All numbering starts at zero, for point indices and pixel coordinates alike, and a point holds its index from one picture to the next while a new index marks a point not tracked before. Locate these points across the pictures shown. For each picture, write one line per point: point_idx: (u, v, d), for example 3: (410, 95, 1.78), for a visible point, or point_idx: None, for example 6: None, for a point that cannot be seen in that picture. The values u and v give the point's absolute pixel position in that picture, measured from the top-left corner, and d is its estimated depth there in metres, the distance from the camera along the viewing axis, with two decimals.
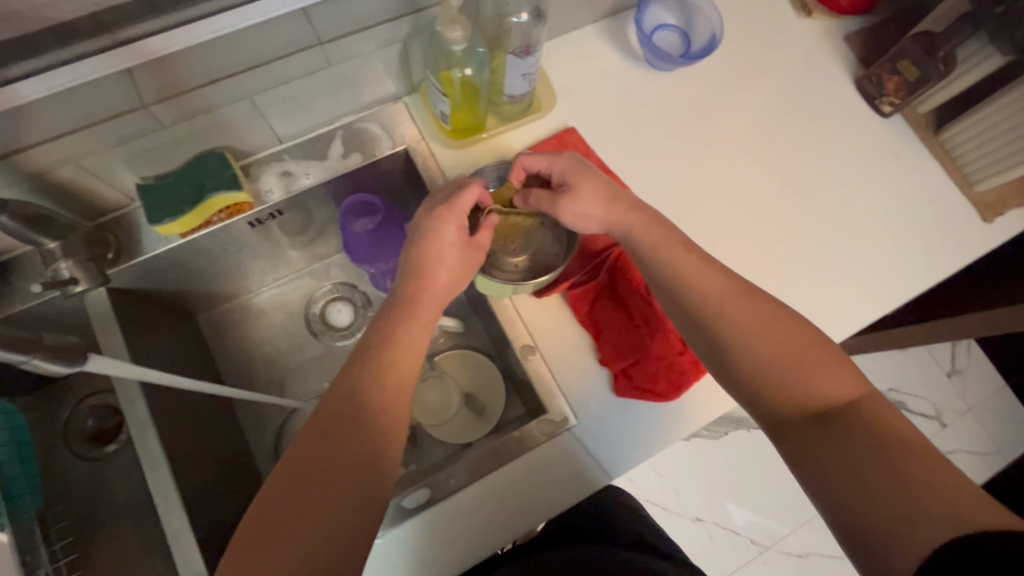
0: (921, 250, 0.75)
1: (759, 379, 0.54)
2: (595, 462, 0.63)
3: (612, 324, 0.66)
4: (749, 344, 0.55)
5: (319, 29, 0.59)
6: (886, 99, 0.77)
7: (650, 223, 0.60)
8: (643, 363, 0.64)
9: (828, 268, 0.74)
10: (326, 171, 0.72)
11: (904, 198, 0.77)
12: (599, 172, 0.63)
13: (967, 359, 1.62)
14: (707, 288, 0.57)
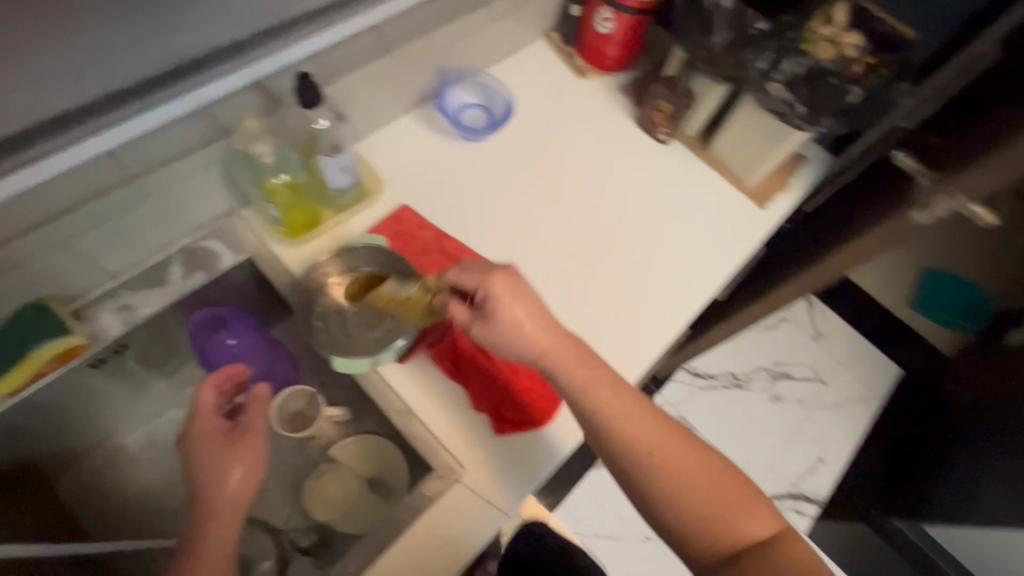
0: (723, 245, 0.91)
1: (686, 522, 0.60)
2: (475, 526, 0.66)
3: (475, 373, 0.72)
4: (687, 498, 0.60)
5: (129, 162, 0.61)
6: (659, 130, 0.95)
7: (569, 353, 0.62)
8: (507, 393, 0.71)
9: (655, 277, 0.87)
10: (168, 294, 0.72)
11: (699, 206, 0.93)
12: (536, 301, 0.63)
13: (826, 322, 1.85)
14: (642, 442, 0.61)
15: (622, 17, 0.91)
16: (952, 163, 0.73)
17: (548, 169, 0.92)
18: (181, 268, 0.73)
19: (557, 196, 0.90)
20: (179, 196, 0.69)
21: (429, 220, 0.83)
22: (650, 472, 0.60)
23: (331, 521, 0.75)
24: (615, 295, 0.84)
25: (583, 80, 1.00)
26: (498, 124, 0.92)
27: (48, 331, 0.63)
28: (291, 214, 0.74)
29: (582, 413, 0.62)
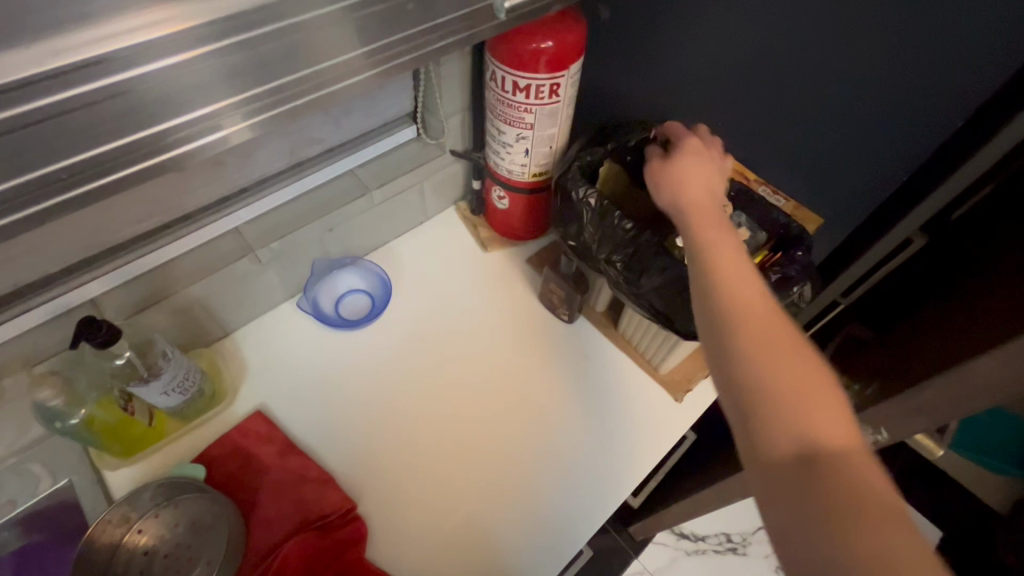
0: (633, 444, 0.76)
1: (774, 408, 0.44)
2: None
3: None
4: (775, 364, 0.45)
5: None
6: (561, 310, 0.85)
7: (714, 220, 0.58)
8: None
9: (532, 504, 0.71)
10: None
11: (602, 403, 0.79)
12: (712, 181, 0.63)
13: None
14: (762, 309, 0.49)
15: (515, 196, 0.84)
16: (901, 374, 0.63)
17: (434, 355, 0.83)
18: None
19: (440, 389, 0.80)
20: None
21: (282, 430, 0.74)
22: (755, 335, 0.47)
23: None
24: (490, 517, 0.70)
25: (487, 253, 0.92)
26: (378, 310, 0.85)
27: None
28: (109, 436, 0.67)
29: (700, 270, 0.54)
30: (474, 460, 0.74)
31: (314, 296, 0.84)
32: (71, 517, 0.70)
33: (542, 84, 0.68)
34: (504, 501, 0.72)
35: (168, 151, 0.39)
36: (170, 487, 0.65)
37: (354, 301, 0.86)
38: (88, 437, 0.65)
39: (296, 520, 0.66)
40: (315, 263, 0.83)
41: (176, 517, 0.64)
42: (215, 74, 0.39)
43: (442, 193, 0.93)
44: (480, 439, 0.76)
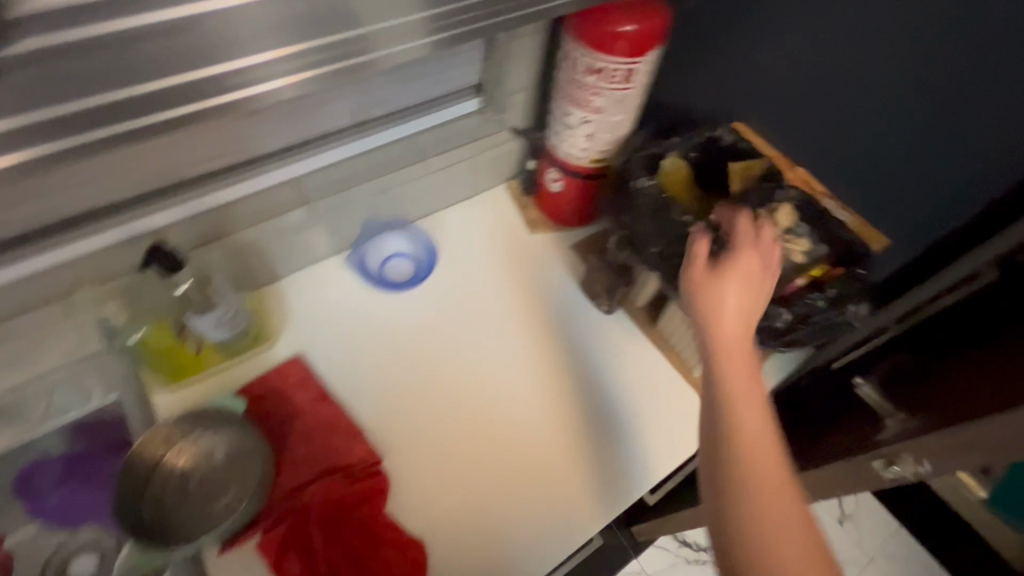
0: (657, 440, 0.76)
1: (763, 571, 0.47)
2: None
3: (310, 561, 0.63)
4: (771, 529, 0.49)
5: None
6: (602, 301, 0.84)
7: (741, 353, 0.57)
8: None
9: (549, 487, 0.72)
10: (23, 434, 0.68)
11: (631, 397, 0.79)
12: (757, 298, 0.58)
13: None
14: (774, 469, 0.51)
15: (571, 179, 0.83)
16: (944, 414, 0.60)
17: (471, 327, 0.83)
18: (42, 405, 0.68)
19: (473, 360, 0.81)
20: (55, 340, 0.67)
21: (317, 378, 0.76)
22: (759, 495, 0.50)
23: None
24: (508, 491, 0.71)
25: (533, 234, 0.92)
26: (422, 275, 0.86)
27: None
28: (163, 362, 0.70)
29: (718, 428, 0.55)
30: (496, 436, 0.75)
31: (361, 257, 0.85)
32: (115, 432, 0.74)
33: (618, 68, 0.67)
34: (524, 476, 0.73)
35: (261, 85, 0.41)
36: (210, 417, 0.67)
37: (400, 266, 0.87)
38: (147, 360, 0.70)
39: (322, 465, 0.69)
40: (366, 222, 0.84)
41: (211, 446, 0.67)
42: (314, 16, 0.40)
43: (497, 168, 0.93)
44: (506, 415, 0.77)
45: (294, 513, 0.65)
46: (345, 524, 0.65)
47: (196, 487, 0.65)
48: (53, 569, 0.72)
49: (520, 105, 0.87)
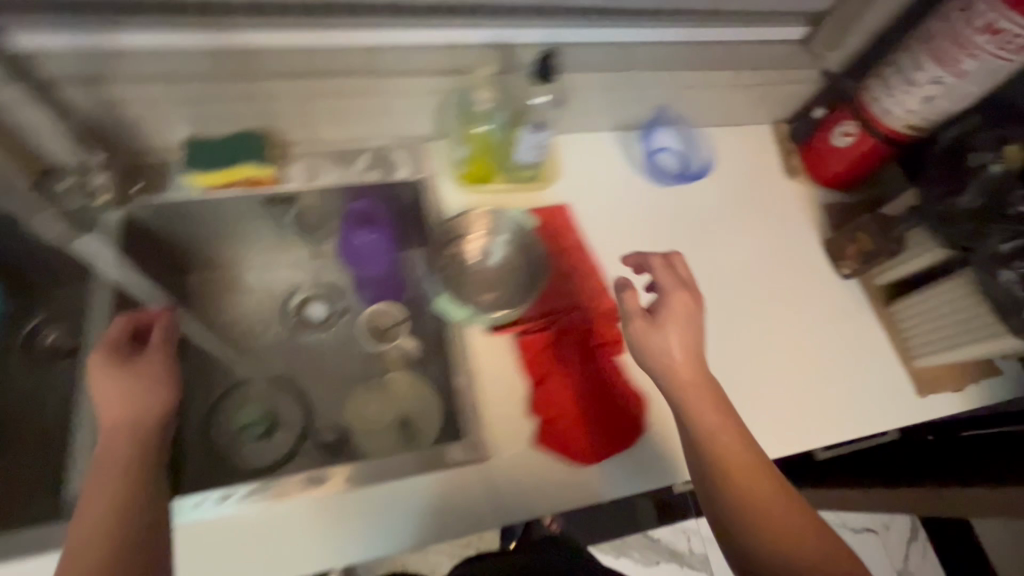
0: (862, 402, 0.79)
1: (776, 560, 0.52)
2: (498, 508, 0.63)
3: (558, 373, 0.70)
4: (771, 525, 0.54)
5: (382, 63, 0.69)
6: (845, 264, 0.83)
7: (698, 384, 0.61)
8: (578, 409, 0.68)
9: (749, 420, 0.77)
10: (346, 177, 0.75)
11: (849, 358, 0.81)
12: (698, 333, 0.63)
13: (921, 560, 1.56)
14: (748, 471, 0.57)
15: (869, 137, 0.82)
16: None
17: (715, 237, 0.86)
18: (366, 161, 0.77)
19: (710, 268, 0.84)
20: (404, 111, 0.75)
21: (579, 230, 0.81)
22: (750, 494, 0.56)
23: (409, 419, 0.81)
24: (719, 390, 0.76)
25: (790, 180, 0.92)
26: (694, 175, 0.87)
27: (258, 157, 0.71)
28: (472, 163, 0.77)
29: (695, 449, 0.59)
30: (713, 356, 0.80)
31: (643, 138, 0.87)
32: (407, 203, 0.79)
33: (1020, 35, 0.63)
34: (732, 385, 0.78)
35: None
36: (503, 222, 0.74)
37: (671, 160, 0.86)
38: (461, 157, 0.77)
39: (567, 303, 0.73)
40: (664, 105, 0.84)
41: (496, 244, 0.74)
42: None
43: (781, 106, 0.93)
44: (728, 327, 0.82)
45: (552, 329, 0.71)
46: (594, 357, 0.70)
47: (480, 279, 0.74)
48: (294, 305, 0.89)
49: (851, 46, 0.81)
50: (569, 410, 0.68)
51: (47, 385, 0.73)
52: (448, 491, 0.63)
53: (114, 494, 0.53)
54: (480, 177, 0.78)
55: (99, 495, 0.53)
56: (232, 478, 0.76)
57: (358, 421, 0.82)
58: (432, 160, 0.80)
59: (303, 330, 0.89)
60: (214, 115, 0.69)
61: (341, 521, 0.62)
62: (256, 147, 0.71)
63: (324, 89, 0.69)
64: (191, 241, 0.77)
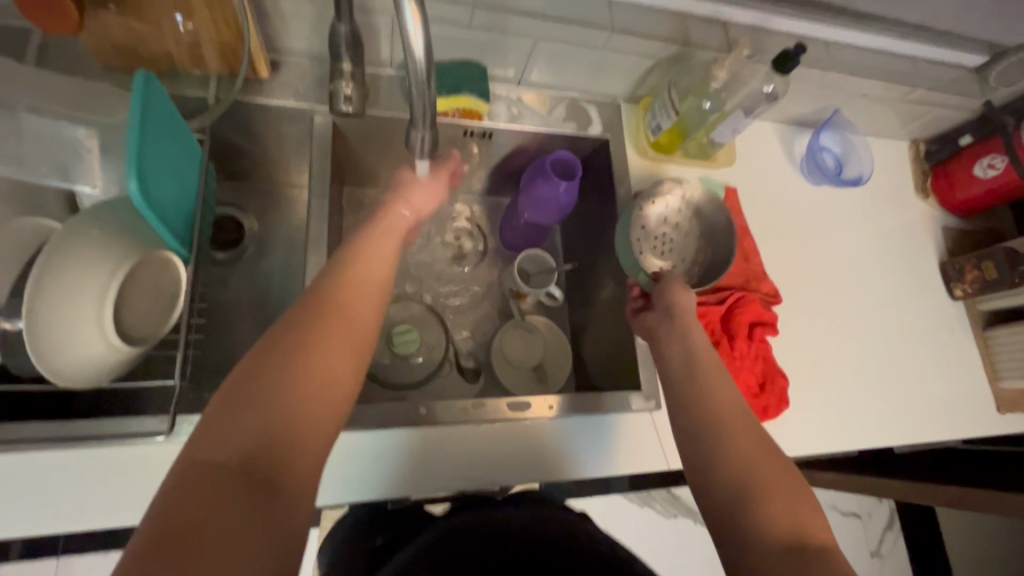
0: (959, 411, 0.87)
1: (735, 462, 0.52)
2: (664, 452, 0.70)
3: (724, 340, 0.74)
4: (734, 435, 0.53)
5: (616, 18, 0.71)
6: (960, 286, 0.91)
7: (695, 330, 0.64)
8: (739, 378, 0.73)
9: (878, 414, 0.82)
10: (543, 123, 0.78)
11: (950, 372, 0.89)
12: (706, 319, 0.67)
13: None
14: (725, 396, 0.57)
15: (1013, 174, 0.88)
16: None
17: (852, 239, 0.91)
18: (563, 111, 0.79)
19: (848, 267, 0.89)
20: (612, 70, 0.77)
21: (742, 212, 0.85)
22: (717, 406, 0.56)
23: (551, 360, 0.84)
24: (847, 379, 0.82)
25: (921, 200, 0.97)
26: (846, 178, 0.91)
27: (479, 88, 0.72)
28: (672, 133, 0.78)
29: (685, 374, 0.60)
30: (855, 351, 0.84)
31: (814, 134, 0.90)
32: (590, 158, 0.82)
33: None
34: (858, 377, 0.83)
35: None
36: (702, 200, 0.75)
37: (830, 160, 0.91)
38: (666, 124, 0.76)
39: (739, 282, 0.79)
40: (838, 109, 0.89)
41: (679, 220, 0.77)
42: None
43: (927, 130, 0.97)
44: (860, 324, 0.87)
45: (721, 301, 0.76)
46: (757, 332, 0.75)
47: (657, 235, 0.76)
48: (439, 234, 0.90)
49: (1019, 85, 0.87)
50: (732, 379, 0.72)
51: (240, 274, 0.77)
52: (624, 428, 0.70)
53: (383, 267, 0.55)
54: (671, 144, 0.80)
55: (372, 254, 0.55)
56: (383, 387, 0.79)
57: (501, 353, 0.83)
58: (622, 120, 0.82)
59: (449, 259, 0.90)
60: (441, 41, 0.71)
61: (530, 440, 0.66)
62: (481, 77, 0.72)
63: (557, 34, 0.70)
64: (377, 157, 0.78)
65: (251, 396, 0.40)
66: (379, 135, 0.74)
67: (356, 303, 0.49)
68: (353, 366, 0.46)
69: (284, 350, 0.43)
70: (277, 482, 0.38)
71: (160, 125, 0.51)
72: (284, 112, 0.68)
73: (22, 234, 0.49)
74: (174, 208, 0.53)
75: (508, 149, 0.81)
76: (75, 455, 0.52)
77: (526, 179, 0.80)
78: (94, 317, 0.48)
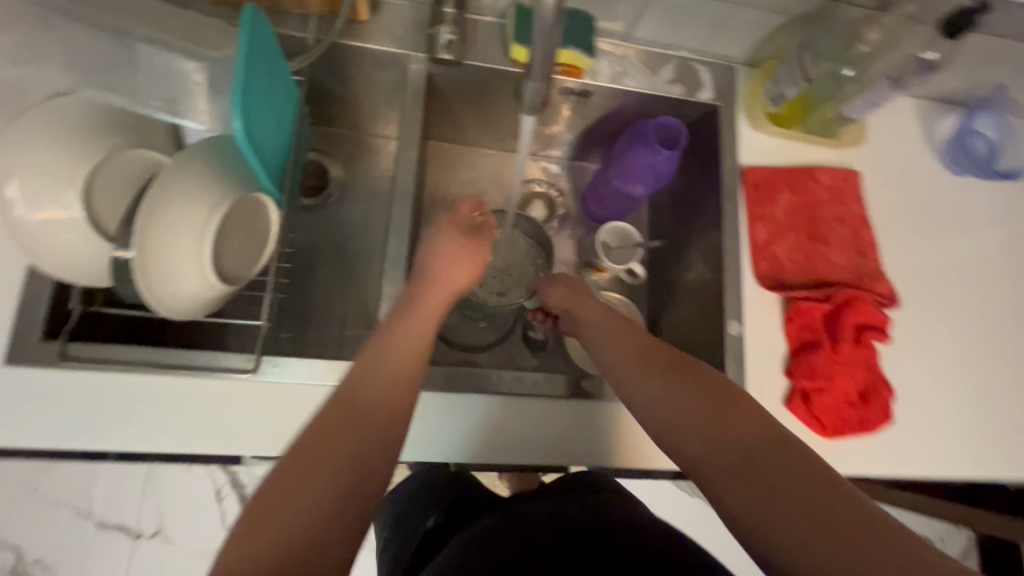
0: None
1: (657, 388, 0.50)
2: None
3: (828, 341, 0.67)
4: (638, 359, 0.53)
5: None
6: None
7: (581, 298, 0.63)
8: (839, 384, 0.66)
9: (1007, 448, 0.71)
10: (649, 84, 0.71)
11: None
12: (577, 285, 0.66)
13: None
14: (621, 330, 0.56)
15: None
16: None
17: (1000, 242, 0.77)
18: (672, 73, 0.72)
19: (990, 276, 0.76)
20: (736, 28, 0.68)
21: (866, 200, 0.75)
22: (621, 343, 0.55)
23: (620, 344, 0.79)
24: (975, 402, 0.71)
25: None
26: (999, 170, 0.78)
27: (585, 42, 0.66)
28: (796, 106, 0.70)
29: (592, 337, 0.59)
30: (987, 370, 0.72)
31: (968, 112, 0.78)
32: (695, 127, 0.75)
33: None
34: (989, 402, 0.71)
35: None
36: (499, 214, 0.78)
37: (981, 146, 0.78)
38: (791, 94, 0.68)
39: (851, 279, 0.70)
40: (1002, 86, 0.77)
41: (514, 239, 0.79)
42: None
43: None
44: (998, 340, 0.74)
45: (830, 297, 0.69)
46: (867, 337, 0.67)
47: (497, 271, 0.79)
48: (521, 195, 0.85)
49: None
50: (832, 385, 0.65)
51: (323, 225, 0.77)
52: None
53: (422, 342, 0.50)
54: (794, 117, 0.71)
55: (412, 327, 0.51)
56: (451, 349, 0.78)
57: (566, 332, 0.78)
58: (739, 86, 0.74)
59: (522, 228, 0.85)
60: None
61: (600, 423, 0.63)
62: (588, 29, 0.66)
63: None
64: (466, 112, 0.75)
65: (270, 516, 0.37)
66: (471, 87, 0.70)
67: (393, 398, 0.45)
68: (381, 464, 0.42)
69: (311, 460, 0.40)
70: (312, 575, 0.36)
71: (271, 73, 0.52)
72: (382, 56, 0.66)
73: (134, 167, 0.51)
74: (272, 147, 0.53)
75: (604, 111, 0.75)
76: (165, 384, 0.55)
77: (622, 143, 0.75)
78: (200, 282, 0.50)
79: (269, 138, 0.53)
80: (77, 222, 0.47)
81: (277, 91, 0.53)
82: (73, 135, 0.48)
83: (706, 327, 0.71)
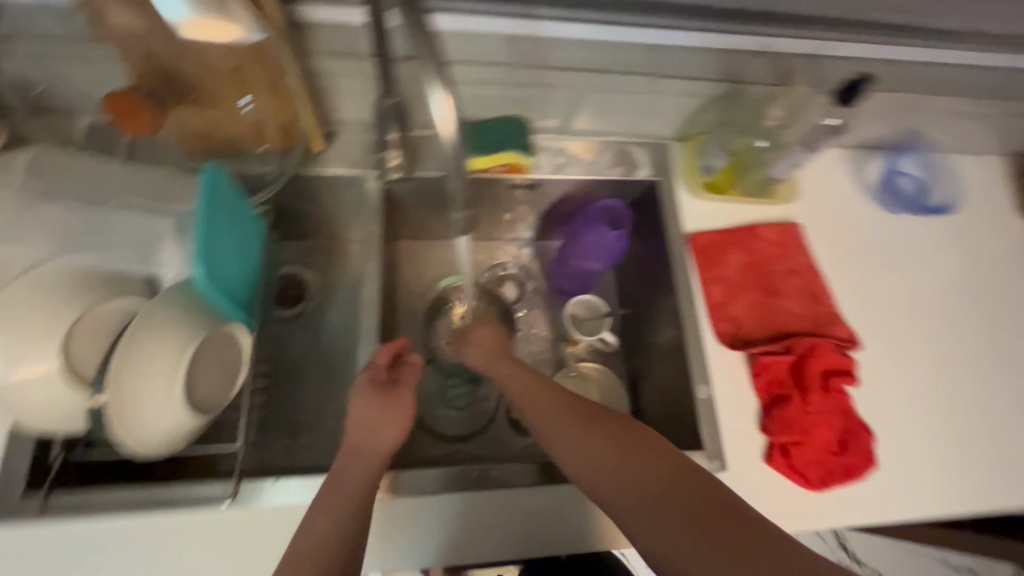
0: None
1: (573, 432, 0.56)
2: None
3: (798, 392, 0.68)
4: (554, 406, 0.58)
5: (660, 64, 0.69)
6: None
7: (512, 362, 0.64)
8: (816, 434, 0.66)
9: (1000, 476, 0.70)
10: (589, 170, 0.77)
11: None
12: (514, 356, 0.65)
13: None
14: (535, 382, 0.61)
15: None
16: None
17: (948, 271, 0.81)
18: (609, 158, 0.78)
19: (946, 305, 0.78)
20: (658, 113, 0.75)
21: (811, 248, 0.78)
22: (540, 394, 0.60)
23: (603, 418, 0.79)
24: (956, 433, 0.71)
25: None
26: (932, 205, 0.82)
27: (521, 142, 0.73)
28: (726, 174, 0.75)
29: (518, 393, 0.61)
30: (964, 399, 0.73)
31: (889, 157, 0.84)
32: (640, 201, 0.80)
33: None
34: (970, 432, 0.71)
35: None
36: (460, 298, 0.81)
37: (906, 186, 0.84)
38: None
39: (810, 326, 0.73)
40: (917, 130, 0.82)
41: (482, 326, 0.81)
42: None
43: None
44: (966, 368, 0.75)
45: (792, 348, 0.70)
46: (835, 383, 0.69)
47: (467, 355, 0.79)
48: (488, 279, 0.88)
49: None
50: (808, 435, 0.66)
51: (299, 334, 0.80)
52: None
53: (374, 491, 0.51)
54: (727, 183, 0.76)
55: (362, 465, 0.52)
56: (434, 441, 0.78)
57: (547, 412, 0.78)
58: (673, 160, 0.80)
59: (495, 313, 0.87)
60: (482, 101, 0.72)
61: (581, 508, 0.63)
62: (522, 131, 0.73)
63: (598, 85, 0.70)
64: (425, 214, 0.80)
65: None
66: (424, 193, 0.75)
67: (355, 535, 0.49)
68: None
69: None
70: None
71: (230, 208, 0.56)
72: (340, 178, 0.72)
73: (109, 319, 0.55)
74: (237, 280, 0.58)
75: (553, 197, 0.80)
76: (146, 521, 0.55)
77: (574, 225, 0.79)
78: (170, 435, 0.53)
79: (234, 269, 0.57)
80: (54, 376, 0.50)
81: (238, 226, 0.58)
82: (48, 296, 0.51)
83: (679, 391, 0.72)
